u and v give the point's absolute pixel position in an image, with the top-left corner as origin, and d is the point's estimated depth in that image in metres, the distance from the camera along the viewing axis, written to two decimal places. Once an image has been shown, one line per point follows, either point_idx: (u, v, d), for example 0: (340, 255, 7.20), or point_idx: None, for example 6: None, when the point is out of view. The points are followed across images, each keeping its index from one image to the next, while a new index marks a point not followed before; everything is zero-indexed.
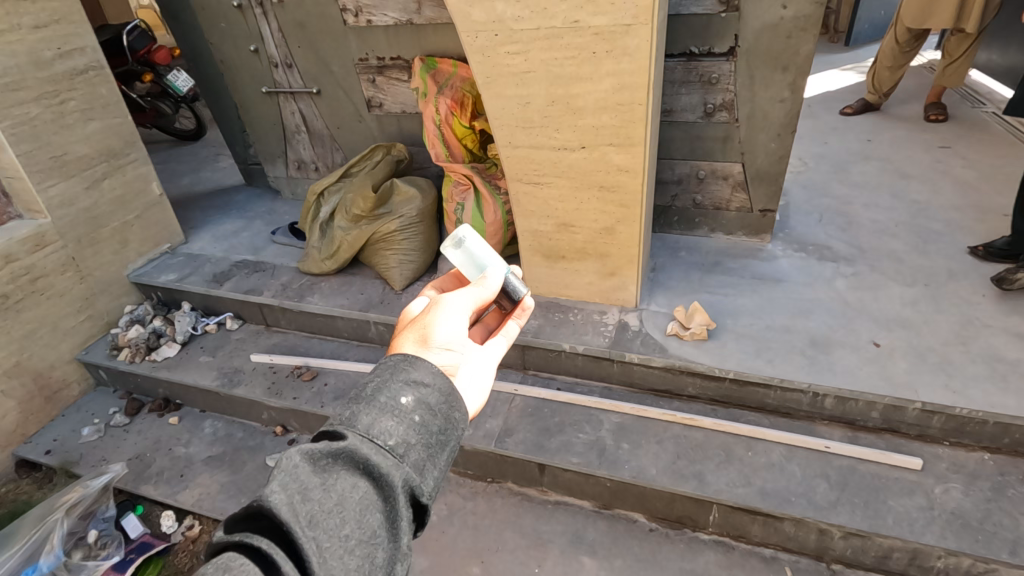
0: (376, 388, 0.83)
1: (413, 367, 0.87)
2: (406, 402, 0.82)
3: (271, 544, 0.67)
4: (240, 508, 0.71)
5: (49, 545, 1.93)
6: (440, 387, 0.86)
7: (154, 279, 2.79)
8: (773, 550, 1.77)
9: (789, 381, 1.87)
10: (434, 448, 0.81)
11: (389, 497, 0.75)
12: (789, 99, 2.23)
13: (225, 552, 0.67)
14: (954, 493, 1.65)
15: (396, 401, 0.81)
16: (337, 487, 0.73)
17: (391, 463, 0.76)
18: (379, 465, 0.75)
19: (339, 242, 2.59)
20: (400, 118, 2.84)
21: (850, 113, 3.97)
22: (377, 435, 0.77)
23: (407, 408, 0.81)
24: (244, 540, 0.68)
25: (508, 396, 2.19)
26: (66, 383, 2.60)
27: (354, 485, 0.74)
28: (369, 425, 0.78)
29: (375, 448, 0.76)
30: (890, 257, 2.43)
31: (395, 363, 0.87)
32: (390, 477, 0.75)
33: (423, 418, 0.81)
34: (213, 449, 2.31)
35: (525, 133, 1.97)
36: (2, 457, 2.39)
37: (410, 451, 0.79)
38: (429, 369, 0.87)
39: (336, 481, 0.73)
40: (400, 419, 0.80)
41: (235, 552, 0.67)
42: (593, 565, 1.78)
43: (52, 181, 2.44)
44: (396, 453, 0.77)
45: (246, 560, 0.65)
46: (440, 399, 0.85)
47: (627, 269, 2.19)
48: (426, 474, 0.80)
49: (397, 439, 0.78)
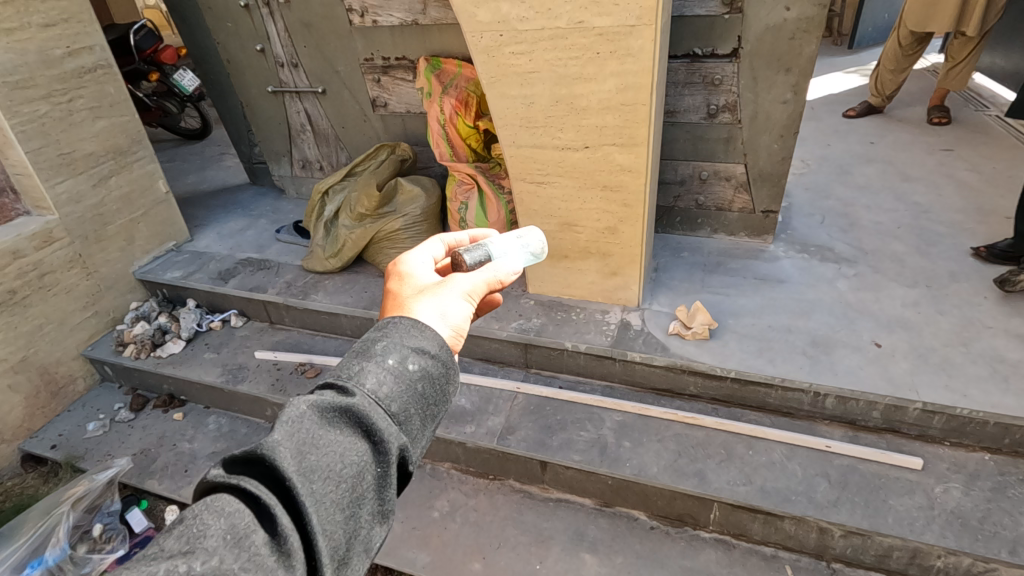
0: (385, 349, 0.84)
1: (421, 334, 0.88)
2: (410, 368, 0.83)
3: (268, 493, 0.69)
4: (242, 450, 0.72)
5: (55, 538, 1.94)
6: (444, 359, 0.88)
7: (160, 276, 2.81)
8: (773, 549, 1.77)
9: (791, 380, 1.88)
10: (428, 418, 0.84)
11: (384, 460, 0.77)
12: (792, 100, 2.24)
13: (221, 494, 0.69)
14: (954, 493, 1.66)
15: (402, 366, 0.83)
16: (338, 444, 0.74)
17: (391, 429, 0.78)
18: (381, 430, 0.77)
19: (343, 240, 2.61)
20: (405, 118, 2.86)
21: (853, 115, 3.97)
22: (381, 398, 0.79)
23: (411, 375, 0.83)
24: (243, 485, 0.69)
25: (510, 394, 2.20)
26: (72, 379, 2.62)
27: (353, 444, 0.76)
28: (375, 386, 0.79)
29: (379, 412, 0.78)
30: (892, 258, 2.43)
31: (404, 326, 0.88)
32: (389, 443, 0.77)
33: (424, 387, 0.84)
34: (217, 445, 2.33)
35: (529, 132, 1.98)
36: (8, 452, 2.41)
37: (408, 419, 0.81)
38: (435, 339, 0.89)
39: (338, 438, 0.75)
40: (404, 385, 0.81)
41: (231, 495, 0.69)
42: (594, 562, 1.79)
43: (60, 178, 2.46)
44: (396, 418, 0.79)
45: (242, 506, 0.68)
46: (441, 370, 0.87)
47: (630, 268, 2.21)
48: (418, 442, 0.82)
49: (399, 405, 0.80)
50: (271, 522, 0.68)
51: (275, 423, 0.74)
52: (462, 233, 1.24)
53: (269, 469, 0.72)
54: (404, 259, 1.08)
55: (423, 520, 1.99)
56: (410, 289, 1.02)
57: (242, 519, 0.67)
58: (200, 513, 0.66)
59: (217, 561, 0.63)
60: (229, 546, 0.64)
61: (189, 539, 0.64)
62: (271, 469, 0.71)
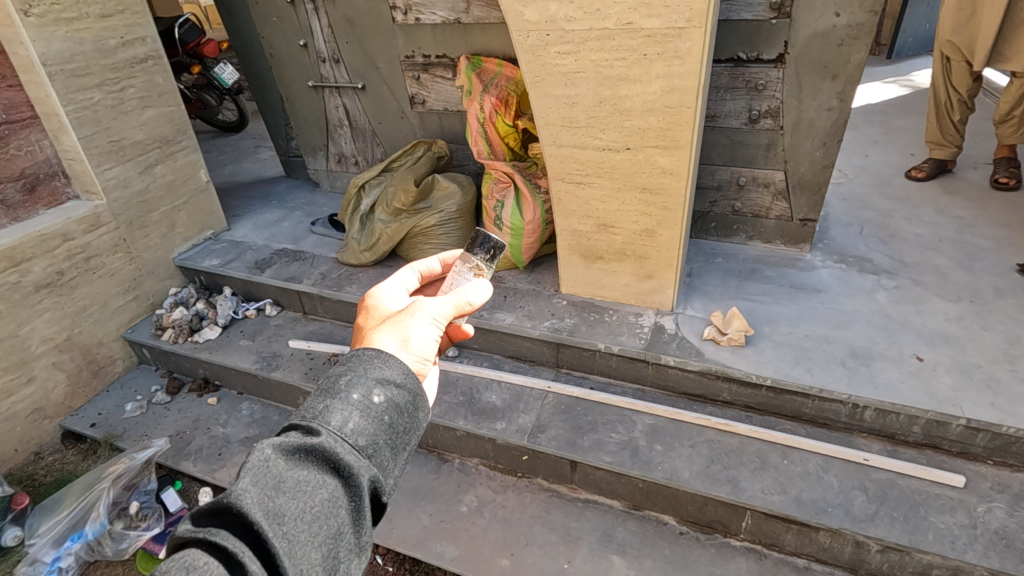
0: (349, 384, 0.85)
1: (385, 364, 0.90)
2: (377, 401, 0.85)
3: (238, 544, 0.69)
4: (207, 502, 0.72)
5: (95, 513, 2.01)
6: (410, 387, 0.90)
7: (198, 263, 2.86)
8: (806, 561, 1.75)
9: (829, 391, 1.86)
10: (399, 445, 0.86)
11: (356, 495, 0.79)
12: (837, 107, 2.21)
13: (196, 542, 0.69)
14: (997, 512, 1.62)
15: (368, 399, 0.84)
16: (306, 485, 0.75)
17: (360, 463, 0.80)
18: (350, 465, 0.78)
19: (378, 234, 2.63)
20: (442, 116, 2.89)
21: (919, 176, 3.18)
22: (349, 435, 0.80)
23: (377, 406, 0.85)
24: (209, 537, 0.69)
25: (540, 393, 2.19)
26: (111, 360, 2.68)
27: (323, 482, 0.77)
28: (342, 423, 0.81)
29: (347, 448, 0.79)
30: (934, 272, 2.39)
31: (367, 357, 0.90)
32: (359, 477, 0.79)
33: (391, 418, 0.85)
34: (250, 431, 2.37)
35: (570, 133, 1.99)
36: (50, 428, 2.48)
37: (378, 451, 0.83)
38: (400, 367, 0.91)
39: (306, 478, 0.76)
40: (370, 419, 0.83)
41: (199, 549, 0.69)
42: (623, 564, 1.78)
43: (109, 164, 2.54)
44: (366, 452, 0.81)
45: (213, 559, 0.67)
46: (408, 398, 0.89)
47: (665, 272, 2.20)
48: (391, 472, 0.84)
49: (368, 439, 0.82)
50: (240, 570, 0.68)
51: (240, 470, 0.74)
52: (431, 259, 1.26)
53: (237, 517, 0.72)
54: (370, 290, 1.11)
55: (452, 514, 1.99)
56: (374, 321, 1.05)
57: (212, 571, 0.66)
58: (170, 569, 0.66)
59: None
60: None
61: None
62: (240, 518, 0.72)
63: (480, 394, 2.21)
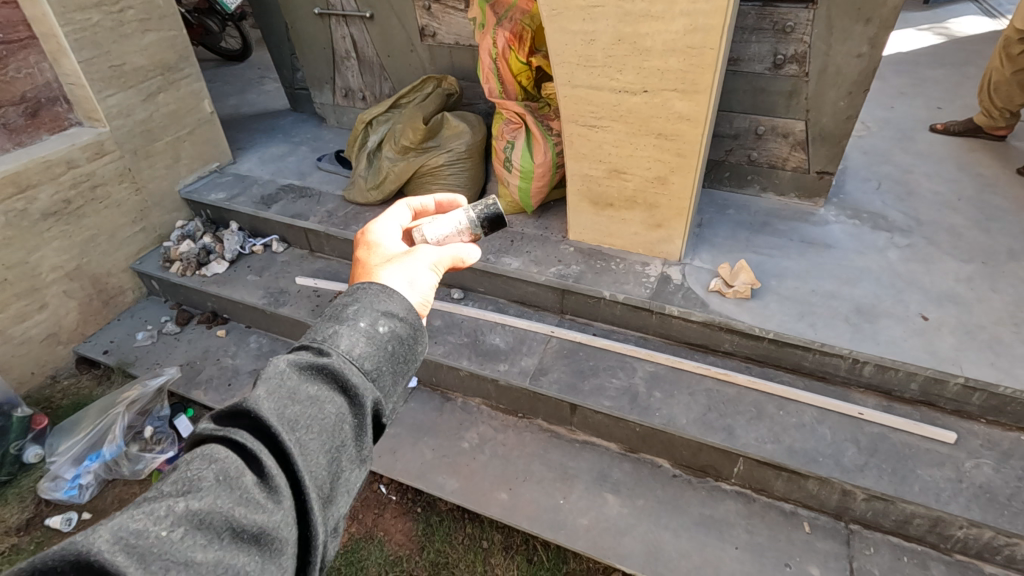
0: (355, 313, 0.86)
1: (389, 298, 0.91)
2: (381, 330, 0.86)
3: (254, 443, 0.71)
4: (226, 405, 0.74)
5: (111, 436, 2.09)
6: (412, 322, 0.91)
7: (204, 196, 2.84)
8: (793, 506, 1.81)
9: (830, 346, 1.87)
10: (399, 374, 0.88)
11: (361, 414, 0.80)
12: (867, 54, 2.11)
13: (213, 442, 0.71)
14: (985, 468, 1.66)
15: (374, 327, 0.86)
16: (316, 398, 0.77)
17: (366, 385, 0.81)
18: (357, 385, 0.80)
19: (386, 173, 2.59)
20: (453, 50, 2.78)
21: (941, 130, 3.15)
22: (356, 357, 0.81)
23: (382, 335, 0.86)
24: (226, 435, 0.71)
25: (544, 337, 2.21)
26: (121, 290, 2.71)
27: (331, 398, 0.78)
28: (350, 346, 0.82)
29: (354, 370, 0.80)
30: (949, 231, 2.36)
31: (372, 290, 0.91)
32: (365, 397, 0.80)
33: (394, 347, 0.87)
34: (258, 363, 2.43)
35: (585, 72, 1.92)
36: (64, 353, 2.54)
37: (381, 376, 0.84)
38: (403, 303, 0.91)
39: (316, 392, 0.77)
40: (375, 345, 0.84)
41: (217, 446, 0.70)
42: (617, 502, 1.86)
43: (110, 90, 2.47)
44: (371, 376, 0.83)
45: (231, 454, 0.69)
46: (410, 332, 0.90)
47: (675, 222, 2.17)
48: (391, 399, 0.86)
49: (373, 364, 0.83)
50: (258, 467, 0.70)
51: (255, 380, 0.76)
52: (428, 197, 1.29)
53: (252, 422, 0.73)
54: (370, 227, 1.11)
55: (454, 450, 2.05)
56: (377, 258, 1.05)
57: (231, 464, 0.68)
58: (190, 461, 0.67)
59: (212, 501, 0.64)
60: (222, 487, 0.66)
61: (182, 483, 0.65)
62: (255, 422, 0.73)
63: (484, 336, 2.24)
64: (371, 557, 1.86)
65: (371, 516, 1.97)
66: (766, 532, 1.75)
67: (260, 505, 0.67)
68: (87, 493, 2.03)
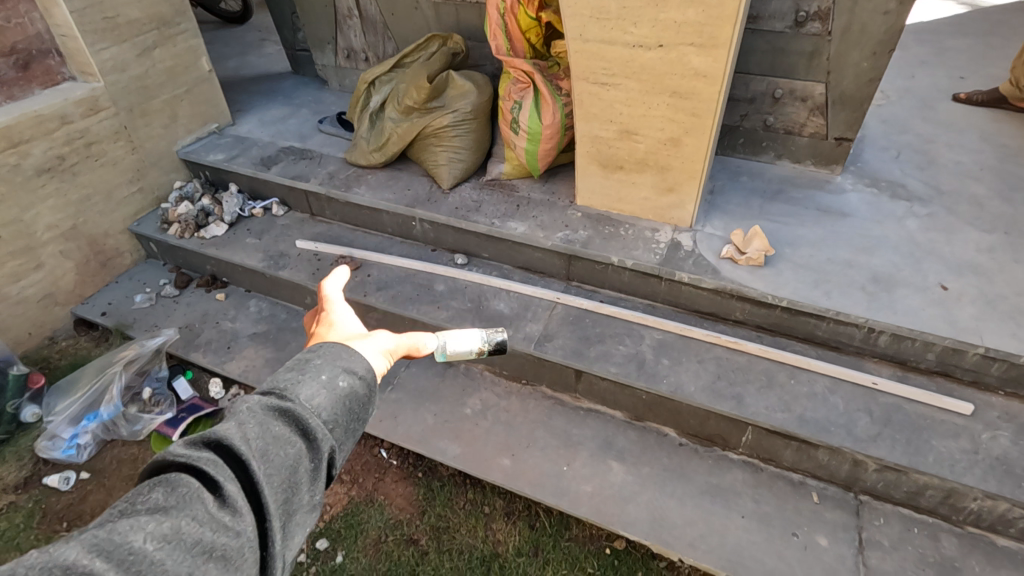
0: (315, 363, 0.80)
1: (350, 356, 0.84)
2: (341, 384, 0.80)
3: (203, 485, 0.65)
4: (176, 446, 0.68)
5: (109, 395, 2.06)
6: (371, 379, 0.84)
7: (202, 157, 2.77)
8: (802, 476, 1.78)
9: (846, 314, 1.81)
10: (355, 432, 0.82)
11: (316, 470, 0.74)
12: (895, 11, 2.01)
13: (162, 475, 0.65)
14: (1002, 440, 1.62)
15: (335, 380, 0.80)
16: (275, 446, 0.71)
17: (326, 436, 0.75)
18: (313, 437, 0.74)
19: (388, 134, 2.52)
20: (459, 7, 2.67)
21: (964, 99, 3.05)
22: (315, 408, 0.76)
23: (342, 387, 0.80)
24: (173, 477, 0.65)
25: (549, 304, 2.15)
26: (119, 253, 2.66)
27: (286, 446, 0.72)
28: (311, 396, 0.76)
29: (313, 423, 0.75)
30: (970, 201, 2.28)
31: (329, 349, 0.84)
32: (322, 446, 0.75)
33: (355, 396, 0.81)
34: (258, 327, 2.39)
35: (598, 25, 1.83)
36: (62, 314, 2.50)
37: (338, 432, 0.78)
38: (364, 362, 0.85)
39: (272, 440, 0.71)
40: (336, 396, 0.78)
41: (168, 480, 0.65)
42: (621, 470, 1.82)
43: (104, 43, 2.38)
44: (328, 428, 0.77)
45: (181, 492, 0.63)
46: (367, 389, 0.83)
47: (687, 186, 2.09)
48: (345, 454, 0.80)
49: (330, 419, 0.77)
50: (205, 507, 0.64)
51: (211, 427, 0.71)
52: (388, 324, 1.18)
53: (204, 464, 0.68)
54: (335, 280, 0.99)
55: (456, 415, 2.02)
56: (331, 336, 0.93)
57: (178, 503, 0.62)
58: (136, 496, 0.62)
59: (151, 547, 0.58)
60: (170, 528, 0.60)
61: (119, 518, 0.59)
62: (205, 463, 0.67)
63: (488, 301, 2.19)
64: (371, 521, 1.83)
65: (371, 480, 1.93)
66: (773, 502, 1.72)
67: (220, 553, 0.62)
68: (85, 453, 2.02)
